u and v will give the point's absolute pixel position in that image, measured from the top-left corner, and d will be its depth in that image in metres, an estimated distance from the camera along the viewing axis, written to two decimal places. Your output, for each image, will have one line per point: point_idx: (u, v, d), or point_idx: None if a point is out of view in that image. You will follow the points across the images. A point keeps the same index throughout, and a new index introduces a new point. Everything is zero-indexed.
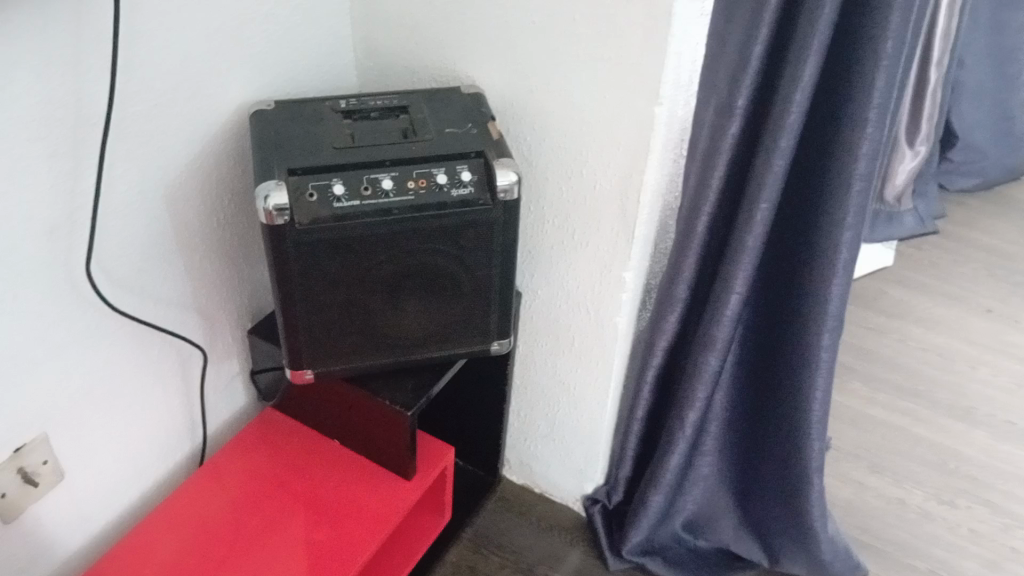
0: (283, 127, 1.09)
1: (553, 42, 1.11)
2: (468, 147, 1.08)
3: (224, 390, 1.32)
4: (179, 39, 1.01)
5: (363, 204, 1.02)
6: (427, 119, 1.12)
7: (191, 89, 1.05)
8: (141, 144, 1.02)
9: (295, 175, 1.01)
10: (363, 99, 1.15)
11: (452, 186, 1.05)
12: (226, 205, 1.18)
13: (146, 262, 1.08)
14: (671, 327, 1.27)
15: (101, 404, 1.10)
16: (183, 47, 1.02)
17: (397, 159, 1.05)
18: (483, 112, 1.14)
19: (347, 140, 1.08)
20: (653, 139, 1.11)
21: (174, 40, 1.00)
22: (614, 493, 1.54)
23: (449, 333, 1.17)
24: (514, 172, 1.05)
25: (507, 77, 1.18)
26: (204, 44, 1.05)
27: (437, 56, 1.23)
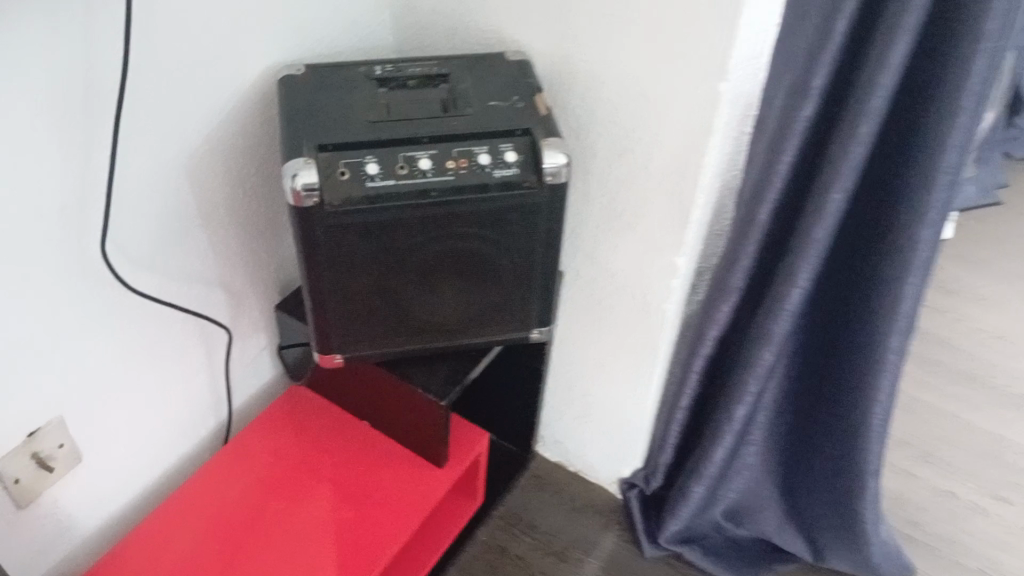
0: (314, 96, 1.00)
1: (609, 8, 1.01)
2: (512, 123, 0.98)
3: (251, 364, 1.27)
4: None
5: (398, 183, 0.94)
6: (469, 90, 1.02)
7: (214, 51, 0.97)
8: (161, 113, 0.94)
9: (325, 151, 0.93)
10: (400, 65, 1.05)
11: (494, 167, 0.96)
12: (252, 175, 1.10)
13: (166, 237, 1.02)
14: (724, 317, 1.19)
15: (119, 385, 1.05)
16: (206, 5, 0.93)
17: (436, 136, 0.96)
18: (529, 83, 1.04)
19: (382, 112, 0.99)
20: (716, 118, 1.01)
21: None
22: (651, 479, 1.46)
23: (487, 320, 1.10)
24: (562, 154, 0.95)
25: (559, 42, 1.08)
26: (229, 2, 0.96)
27: (482, 17, 1.13)
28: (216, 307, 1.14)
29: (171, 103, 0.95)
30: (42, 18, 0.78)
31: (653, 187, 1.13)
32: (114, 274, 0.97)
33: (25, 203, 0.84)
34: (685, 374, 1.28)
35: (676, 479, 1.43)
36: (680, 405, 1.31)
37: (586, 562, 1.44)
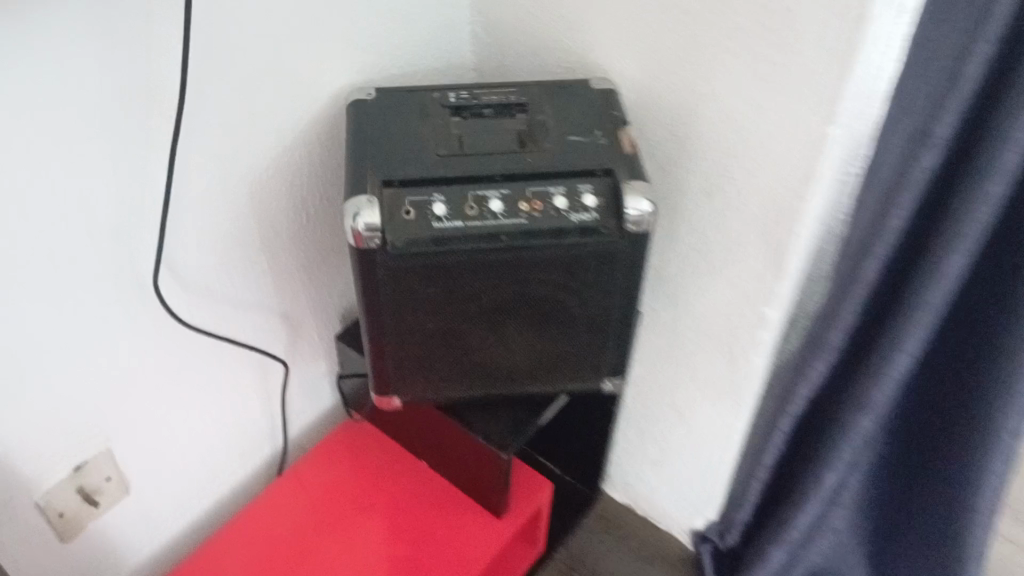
0: (382, 122, 0.93)
1: (707, 37, 0.91)
2: (593, 163, 0.90)
3: (311, 394, 1.21)
4: (265, 15, 0.86)
5: (467, 225, 0.87)
6: (548, 121, 0.94)
7: (278, 71, 0.91)
8: (220, 137, 0.89)
9: (391, 187, 0.87)
10: (476, 90, 0.97)
11: (571, 211, 0.88)
12: (317, 201, 1.05)
13: (224, 266, 0.97)
14: (818, 375, 1.08)
15: (171, 415, 1.01)
16: (269, 23, 0.87)
17: (509, 174, 0.89)
18: (614, 115, 0.95)
19: (453, 144, 0.92)
20: (823, 163, 0.91)
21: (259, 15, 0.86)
22: (727, 535, 1.35)
23: (556, 368, 1.02)
24: (647, 200, 0.87)
25: (647, 70, 0.99)
26: (295, 20, 0.90)
27: (564, 38, 1.04)
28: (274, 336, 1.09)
29: (230, 125, 0.90)
30: (90, 39, 0.73)
31: (746, 231, 1.03)
32: (167, 306, 0.92)
33: (71, 230, 0.80)
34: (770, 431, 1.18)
35: (754, 539, 1.32)
36: (763, 464, 1.20)
37: None
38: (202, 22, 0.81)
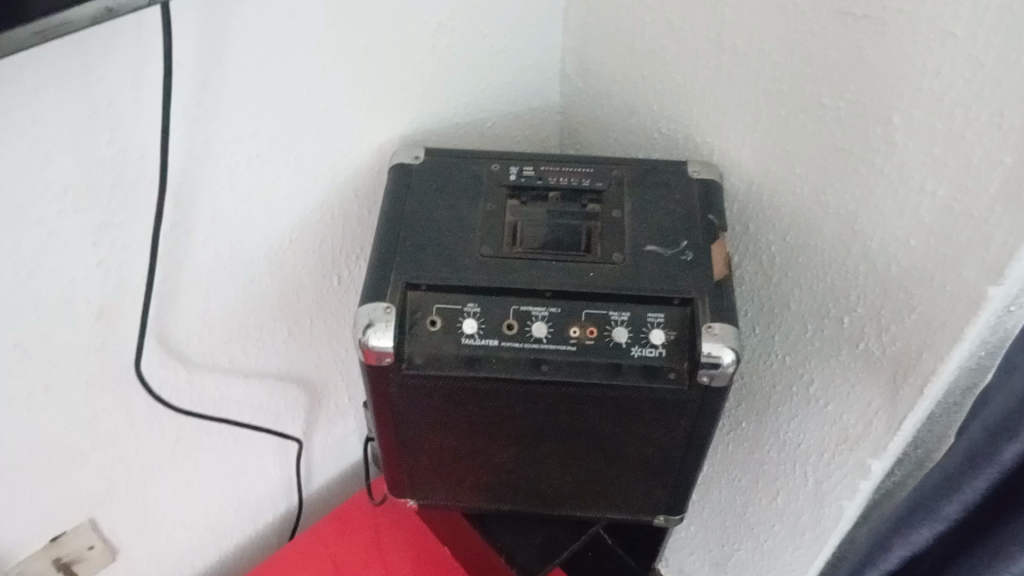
0: (423, 201, 0.77)
1: (847, 144, 0.71)
2: (672, 286, 0.72)
3: (336, 453, 1.09)
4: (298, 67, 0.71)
5: (502, 347, 0.71)
6: (625, 221, 0.76)
7: (313, 127, 0.76)
8: (229, 204, 0.75)
9: (417, 291, 0.72)
10: (544, 167, 0.80)
11: (633, 344, 0.71)
12: (351, 262, 0.90)
13: (232, 333, 0.85)
14: (921, 542, 0.88)
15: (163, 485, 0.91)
16: (303, 74, 0.72)
17: (564, 290, 0.72)
18: (708, 219, 0.76)
19: (503, 241, 0.75)
20: (973, 327, 0.69)
21: (291, 69, 0.71)
22: None
23: (599, 498, 0.86)
24: (730, 350, 0.68)
25: (763, 161, 0.79)
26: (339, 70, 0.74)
27: (669, 103, 0.85)
28: (292, 400, 0.97)
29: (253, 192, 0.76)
30: (58, 106, 0.60)
31: (856, 371, 0.82)
32: (147, 391, 0.81)
33: (37, 307, 0.68)
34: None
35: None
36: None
37: None
38: (214, 80, 0.66)
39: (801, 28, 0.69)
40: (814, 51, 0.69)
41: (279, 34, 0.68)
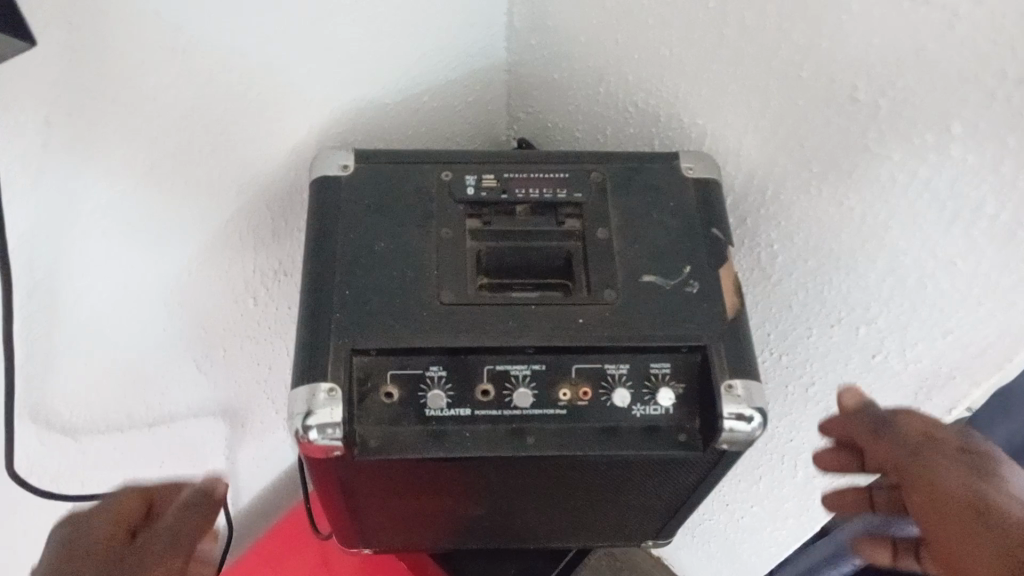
0: (360, 230, 0.61)
1: (885, 147, 0.57)
2: (679, 330, 0.59)
3: (267, 464, 0.95)
4: (174, 75, 0.53)
5: (476, 417, 0.58)
6: (613, 243, 0.62)
7: (205, 143, 0.59)
8: (105, 256, 0.59)
9: (366, 356, 0.57)
10: (507, 173, 0.64)
11: (634, 404, 0.59)
12: (268, 277, 0.74)
13: (128, 389, 0.69)
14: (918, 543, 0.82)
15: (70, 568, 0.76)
16: (183, 85, 0.54)
17: (548, 343, 0.58)
18: (712, 234, 0.63)
19: (467, 280, 0.61)
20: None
21: (168, 80, 0.53)
22: None
23: (580, 530, 0.77)
24: (754, 413, 0.57)
25: (770, 154, 0.65)
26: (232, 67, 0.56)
27: (650, 73, 0.69)
28: (210, 432, 0.82)
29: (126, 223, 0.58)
30: None
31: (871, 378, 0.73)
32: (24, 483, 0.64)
33: None
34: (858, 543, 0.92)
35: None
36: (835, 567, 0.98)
37: None
38: (59, 117, 0.49)
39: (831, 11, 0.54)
40: (848, 41, 0.55)
41: (143, 41, 0.50)
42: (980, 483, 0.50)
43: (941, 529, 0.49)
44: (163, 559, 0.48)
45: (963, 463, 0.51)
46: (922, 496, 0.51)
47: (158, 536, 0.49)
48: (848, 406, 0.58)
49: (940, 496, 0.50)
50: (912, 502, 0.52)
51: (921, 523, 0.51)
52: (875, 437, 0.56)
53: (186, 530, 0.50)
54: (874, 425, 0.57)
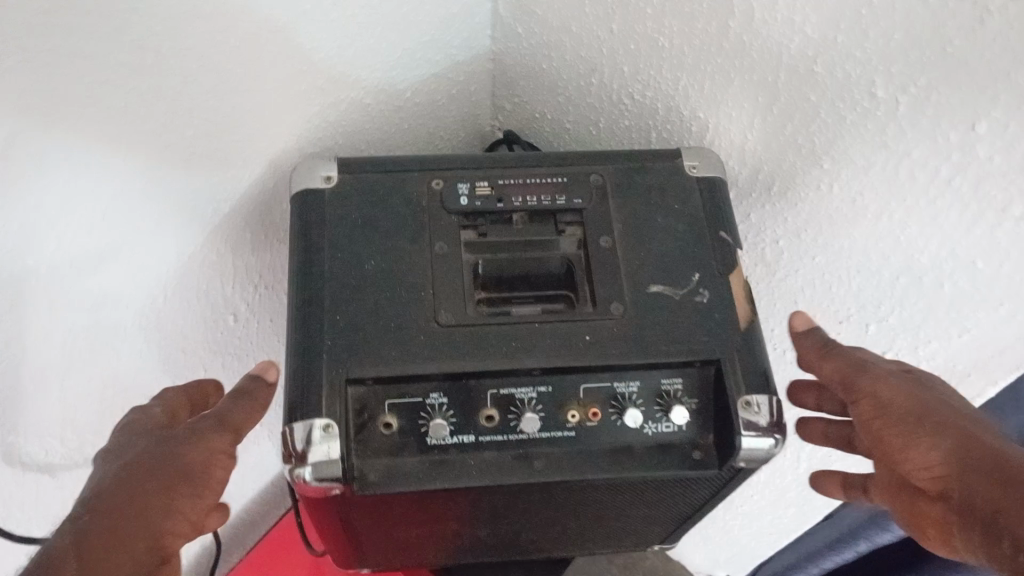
0: (347, 248, 0.57)
1: (903, 145, 0.55)
2: (692, 345, 0.56)
3: (254, 476, 0.92)
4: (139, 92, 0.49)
5: (482, 443, 0.55)
6: (616, 250, 0.59)
7: (177, 160, 0.55)
8: (70, 290, 0.55)
9: (360, 386, 0.54)
10: (501, 179, 0.60)
11: (646, 422, 0.56)
12: (249, 292, 0.70)
13: (103, 420, 0.66)
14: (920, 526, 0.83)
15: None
16: (152, 102, 0.50)
17: (554, 364, 0.55)
18: (720, 237, 0.60)
19: (465, 299, 0.57)
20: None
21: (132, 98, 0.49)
22: None
23: (586, 540, 0.74)
24: (773, 433, 0.55)
25: (777, 150, 0.62)
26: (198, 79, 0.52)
27: (647, 66, 0.65)
28: None
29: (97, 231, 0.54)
30: None
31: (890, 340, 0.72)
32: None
33: None
34: (867, 526, 0.92)
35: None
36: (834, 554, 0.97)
37: None
38: (16, 143, 0.46)
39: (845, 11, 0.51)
40: (859, 39, 0.52)
41: (100, 58, 0.46)
42: (920, 390, 0.51)
43: (886, 436, 0.51)
44: (204, 444, 0.49)
45: (907, 378, 0.52)
46: (867, 405, 0.52)
47: (204, 420, 0.51)
48: (797, 326, 0.58)
49: (882, 402, 0.51)
50: (854, 412, 0.53)
51: (862, 426, 0.52)
52: (823, 354, 0.56)
53: (231, 417, 0.52)
54: (821, 342, 0.57)
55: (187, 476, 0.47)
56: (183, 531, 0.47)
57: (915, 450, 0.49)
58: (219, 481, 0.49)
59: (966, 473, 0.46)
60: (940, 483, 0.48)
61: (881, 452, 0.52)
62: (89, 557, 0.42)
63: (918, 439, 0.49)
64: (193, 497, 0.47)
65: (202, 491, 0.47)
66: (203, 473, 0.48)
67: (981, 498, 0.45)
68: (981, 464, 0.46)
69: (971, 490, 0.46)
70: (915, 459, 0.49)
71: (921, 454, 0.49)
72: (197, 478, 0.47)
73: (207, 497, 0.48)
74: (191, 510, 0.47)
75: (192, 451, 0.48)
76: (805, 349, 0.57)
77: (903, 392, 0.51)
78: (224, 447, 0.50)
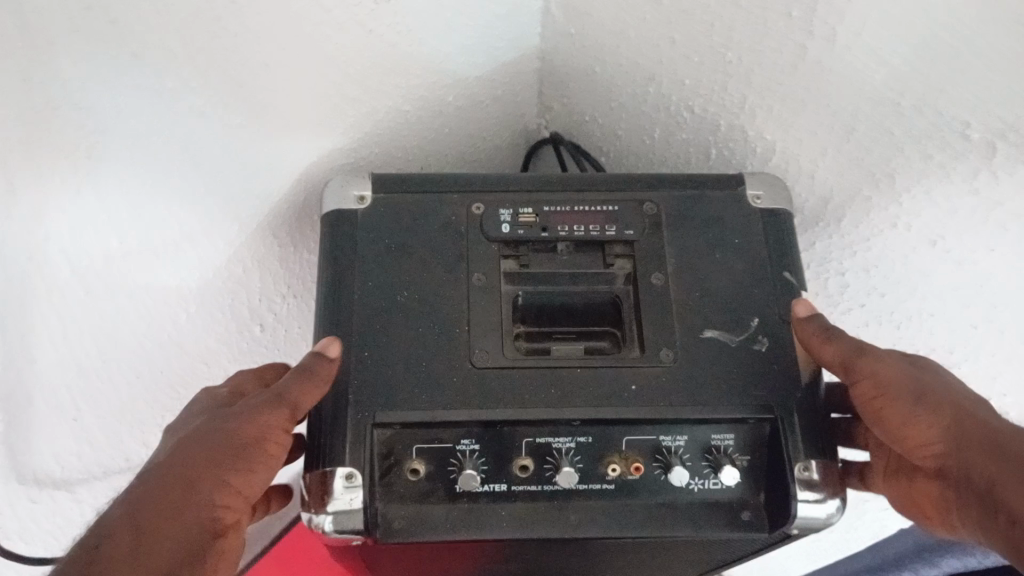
0: (378, 276, 0.53)
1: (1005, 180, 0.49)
2: (744, 396, 0.52)
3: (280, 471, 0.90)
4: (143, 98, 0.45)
5: (513, 493, 0.52)
6: (668, 289, 0.55)
7: (200, 178, 0.53)
8: (68, 284, 0.56)
9: (388, 430, 0.50)
10: (546, 206, 0.56)
11: (692, 478, 0.52)
12: (276, 304, 0.66)
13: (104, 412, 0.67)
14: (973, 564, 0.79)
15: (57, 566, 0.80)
16: (171, 127, 0.48)
17: (595, 417, 0.51)
18: (783, 278, 0.55)
19: (503, 337, 0.53)
20: None
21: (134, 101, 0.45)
22: None
23: None
24: (837, 499, 0.51)
25: (851, 181, 0.56)
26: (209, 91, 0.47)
27: (713, 80, 0.59)
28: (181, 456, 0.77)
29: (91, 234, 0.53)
30: None
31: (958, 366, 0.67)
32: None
33: None
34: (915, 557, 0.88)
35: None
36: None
37: None
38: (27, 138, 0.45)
39: (945, 54, 0.45)
40: (950, 74, 0.45)
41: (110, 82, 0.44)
42: (920, 372, 0.48)
43: (887, 415, 0.48)
44: (264, 414, 0.48)
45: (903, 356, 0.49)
46: (867, 388, 0.49)
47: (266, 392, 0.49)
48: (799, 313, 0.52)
49: (883, 384, 0.48)
50: (855, 394, 0.50)
51: (861, 407, 0.50)
52: (825, 339, 0.50)
53: (290, 390, 0.48)
54: (823, 326, 0.51)
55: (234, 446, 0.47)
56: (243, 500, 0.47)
57: (915, 429, 0.47)
58: (274, 452, 0.48)
59: (972, 455, 0.44)
60: (942, 462, 0.46)
61: (879, 430, 0.49)
62: (141, 525, 0.43)
63: (922, 418, 0.47)
64: (249, 469, 0.47)
65: (260, 462, 0.47)
66: (261, 441, 0.47)
67: (979, 474, 0.44)
68: (984, 444, 0.44)
69: (975, 469, 0.44)
70: (918, 438, 0.47)
71: (925, 431, 0.47)
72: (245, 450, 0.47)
73: (265, 467, 0.47)
74: (246, 483, 0.47)
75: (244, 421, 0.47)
76: (803, 332, 0.51)
77: (902, 372, 0.48)
78: (283, 419, 0.48)
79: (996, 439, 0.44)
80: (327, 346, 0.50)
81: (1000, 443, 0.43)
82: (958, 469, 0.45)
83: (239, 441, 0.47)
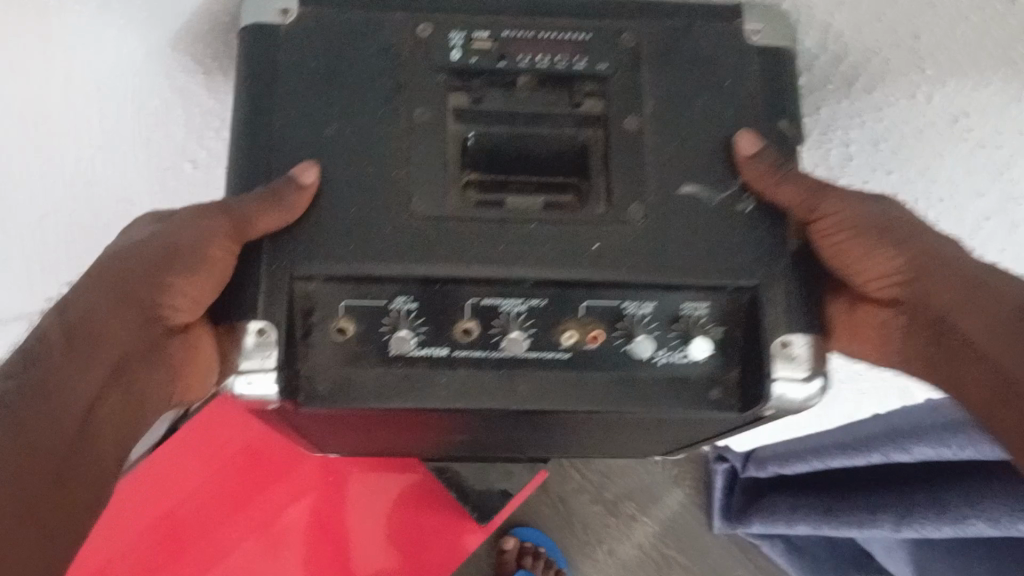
0: (304, 106, 0.46)
1: None
2: (721, 263, 0.45)
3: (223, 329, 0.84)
4: None
5: (455, 360, 0.46)
6: (642, 133, 0.47)
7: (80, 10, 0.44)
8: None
9: (313, 282, 0.44)
10: (506, 30, 0.47)
11: (657, 351, 0.46)
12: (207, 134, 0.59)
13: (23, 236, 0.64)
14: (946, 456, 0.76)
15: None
16: None
17: (550, 277, 0.44)
18: (777, 127, 0.48)
19: (448, 182, 0.46)
20: None
21: None
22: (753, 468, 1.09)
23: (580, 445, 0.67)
24: (817, 377, 0.45)
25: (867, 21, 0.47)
26: None
27: None
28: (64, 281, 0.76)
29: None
30: None
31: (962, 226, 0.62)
32: None
33: None
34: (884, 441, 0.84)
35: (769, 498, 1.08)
36: (842, 457, 0.90)
37: (638, 523, 1.14)
38: None
39: None
40: None
41: None
42: (877, 205, 0.46)
43: (849, 252, 0.46)
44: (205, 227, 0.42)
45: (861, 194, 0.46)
46: (829, 225, 0.45)
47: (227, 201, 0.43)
48: (743, 152, 0.46)
49: (848, 220, 0.45)
50: (813, 235, 0.46)
51: (821, 247, 0.46)
52: (783, 180, 0.45)
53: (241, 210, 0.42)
54: (780, 163, 0.46)
55: (175, 253, 0.43)
56: (190, 308, 0.44)
57: (875, 259, 0.45)
58: (219, 272, 0.43)
59: (933, 287, 0.45)
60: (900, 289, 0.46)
61: (833, 262, 0.47)
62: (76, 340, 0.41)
63: (886, 253, 0.45)
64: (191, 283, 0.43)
65: (198, 279, 0.43)
66: (199, 254, 0.42)
67: (939, 300, 0.44)
68: (945, 274, 0.44)
69: (936, 299, 0.45)
70: (879, 269, 0.46)
71: (883, 264, 0.46)
72: (182, 264, 0.42)
73: (203, 283, 0.43)
74: (189, 294, 0.43)
75: (191, 231, 0.43)
76: (753, 174, 0.46)
77: (863, 206, 0.45)
78: (223, 236, 0.42)
79: (960, 268, 0.44)
80: (303, 174, 0.43)
81: (969, 274, 0.44)
82: (920, 295, 0.45)
83: (176, 248, 0.43)
